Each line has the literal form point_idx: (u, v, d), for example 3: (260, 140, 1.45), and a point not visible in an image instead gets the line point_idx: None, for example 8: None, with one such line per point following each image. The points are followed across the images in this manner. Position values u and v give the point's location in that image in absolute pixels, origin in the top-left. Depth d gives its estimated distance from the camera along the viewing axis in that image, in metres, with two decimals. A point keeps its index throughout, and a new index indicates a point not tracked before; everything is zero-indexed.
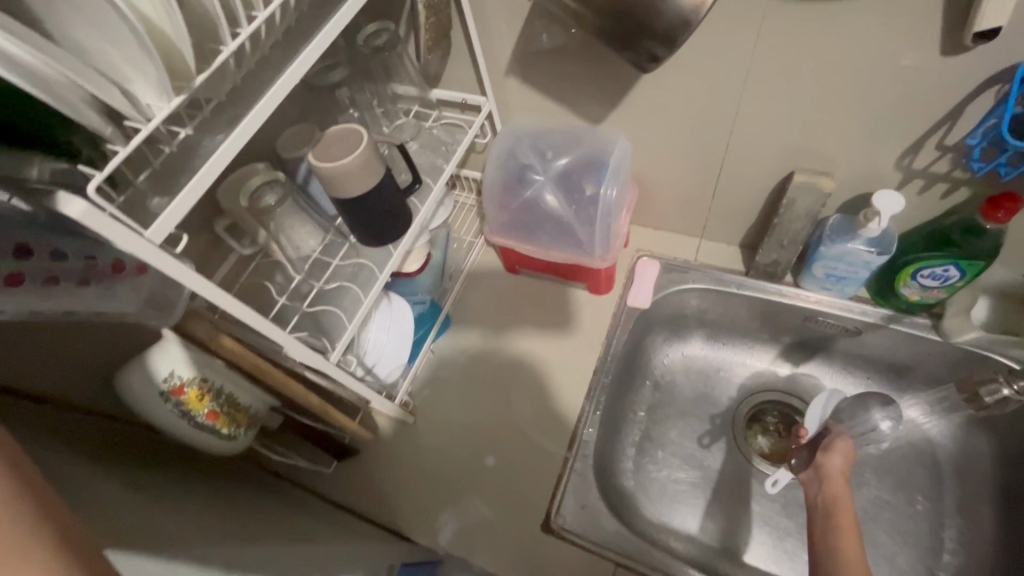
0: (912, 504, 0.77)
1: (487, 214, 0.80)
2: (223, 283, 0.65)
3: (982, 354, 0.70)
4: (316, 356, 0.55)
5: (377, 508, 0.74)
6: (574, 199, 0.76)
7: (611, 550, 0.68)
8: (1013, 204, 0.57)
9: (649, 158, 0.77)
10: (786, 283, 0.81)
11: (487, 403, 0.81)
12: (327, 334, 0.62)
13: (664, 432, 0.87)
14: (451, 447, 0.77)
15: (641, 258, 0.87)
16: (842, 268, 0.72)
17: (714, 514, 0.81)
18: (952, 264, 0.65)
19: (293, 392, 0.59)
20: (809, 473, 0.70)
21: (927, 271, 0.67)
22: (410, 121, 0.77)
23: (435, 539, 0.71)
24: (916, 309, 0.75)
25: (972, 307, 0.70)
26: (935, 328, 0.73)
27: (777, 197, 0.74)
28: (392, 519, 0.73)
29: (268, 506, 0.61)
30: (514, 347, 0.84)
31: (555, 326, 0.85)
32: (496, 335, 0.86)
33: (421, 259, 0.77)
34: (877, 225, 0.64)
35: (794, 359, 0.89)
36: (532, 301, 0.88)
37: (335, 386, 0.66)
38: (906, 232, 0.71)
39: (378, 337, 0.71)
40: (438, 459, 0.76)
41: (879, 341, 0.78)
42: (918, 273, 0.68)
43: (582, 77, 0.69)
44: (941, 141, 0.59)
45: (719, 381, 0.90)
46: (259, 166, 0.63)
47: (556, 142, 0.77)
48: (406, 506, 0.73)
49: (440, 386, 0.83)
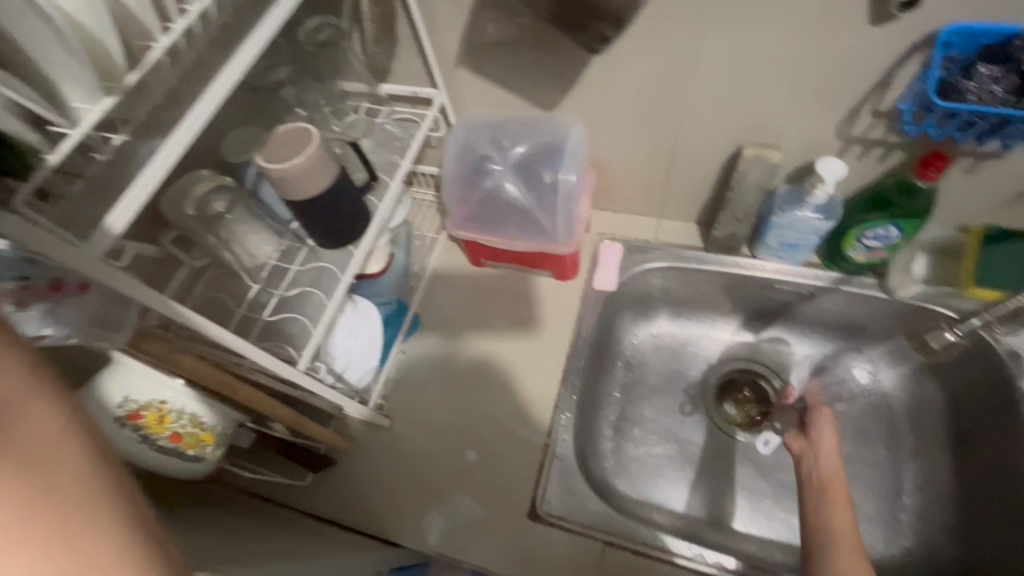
0: (872, 453, 0.82)
1: (448, 209, 0.79)
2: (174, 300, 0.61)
3: (924, 308, 0.76)
4: (283, 366, 0.53)
5: (361, 515, 0.73)
6: (535, 188, 0.76)
7: (597, 530, 0.70)
8: (942, 161, 0.61)
9: (602, 143, 0.79)
10: (743, 255, 0.83)
11: (465, 397, 0.80)
12: (292, 342, 0.60)
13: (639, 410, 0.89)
14: (431, 445, 0.77)
15: (603, 241, 0.88)
16: (793, 236, 0.74)
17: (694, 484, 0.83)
18: (893, 224, 0.69)
19: (264, 405, 0.57)
20: (802, 445, 0.72)
21: (870, 232, 0.71)
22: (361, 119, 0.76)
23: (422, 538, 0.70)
24: (864, 270, 0.78)
25: (913, 264, 0.77)
26: (882, 286, 0.77)
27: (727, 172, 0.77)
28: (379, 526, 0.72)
29: (247, 529, 0.57)
30: (487, 338, 0.84)
31: (524, 317, 0.85)
32: (468, 328, 0.85)
33: (384, 259, 0.75)
34: (823, 192, 0.66)
35: (755, 327, 0.92)
36: (500, 293, 0.87)
37: (306, 395, 0.65)
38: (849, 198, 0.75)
39: (346, 343, 0.70)
40: (419, 458, 0.76)
41: (831, 304, 0.82)
42: (862, 235, 0.72)
43: (532, 65, 0.70)
44: (874, 108, 0.62)
45: (688, 355, 0.92)
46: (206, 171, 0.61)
47: (512, 131, 0.77)
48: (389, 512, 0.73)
49: (415, 386, 0.82)
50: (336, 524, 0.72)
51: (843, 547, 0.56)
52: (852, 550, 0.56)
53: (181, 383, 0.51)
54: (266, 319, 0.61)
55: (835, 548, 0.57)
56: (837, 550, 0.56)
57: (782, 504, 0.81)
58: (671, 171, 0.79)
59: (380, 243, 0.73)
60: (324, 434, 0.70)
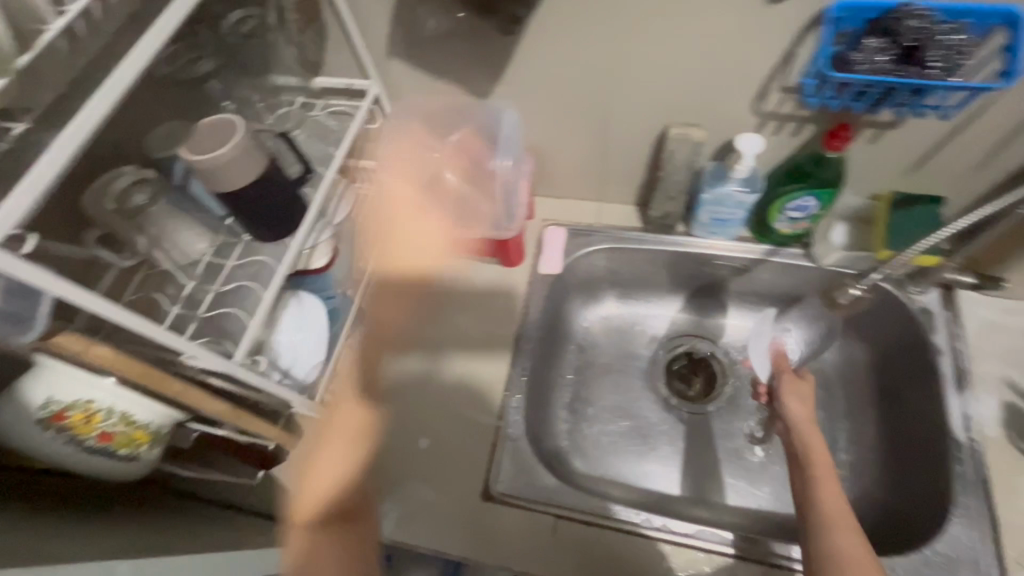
0: None
1: (391, 198, 0.79)
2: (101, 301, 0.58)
3: (842, 272, 0.83)
4: (220, 359, 0.51)
5: (322, 508, 0.73)
6: (476, 176, 0.84)
7: (552, 505, 0.72)
8: (846, 132, 0.69)
9: (539, 128, 0.82)
10: (680, 234, 0.89)
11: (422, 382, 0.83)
12: (230, 337, 0.58)
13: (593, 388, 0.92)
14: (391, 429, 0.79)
15: (547, 227, 0.92)
16: (724, 211, 0.82)
17: (648, 456, 0.86)
18: (811, 195, 0.78)
19: (202, 404, 0.54)
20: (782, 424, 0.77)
21: (793, 204, 0.79)
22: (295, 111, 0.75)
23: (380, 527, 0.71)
24: (790, 240, 0.86)
25: (832, 233, 0.85)
26: (808, 255, 0.85)
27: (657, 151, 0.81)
28: (348, 519, 0.70)
29: (192, 534, 0.55)
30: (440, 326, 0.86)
31: (479, 303, 0.88)
32: (421, 318, 0.88)
33: (329, 253, 0.71)
34: (744, 166, 0.74)
35: (696, 305, 0.96)
36: (453, 283, 0.90)
37: (249, 392, 0.61)
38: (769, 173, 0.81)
39: (292, 338, 0.65)
40: (376, 446, 0.77)
41: (766, 276, 0.88)
42: (786, 207, 0.80)
43: (462, 51, 0.72)
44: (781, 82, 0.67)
45: (636, 334, 0.96)
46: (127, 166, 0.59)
47: (449, 122, 0.83)
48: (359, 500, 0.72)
49: (364, 379, 0.82)
50: None
51: (841, 533, 0.62)
52: (846, 533, 0.62)
53: (110, 382, 0.49)
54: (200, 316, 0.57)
55: (839, 535, 0.62)
56: (834, 534, 0.62)
57: (728, 469, 0.84)
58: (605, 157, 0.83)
59: (325, 235, 0.70)
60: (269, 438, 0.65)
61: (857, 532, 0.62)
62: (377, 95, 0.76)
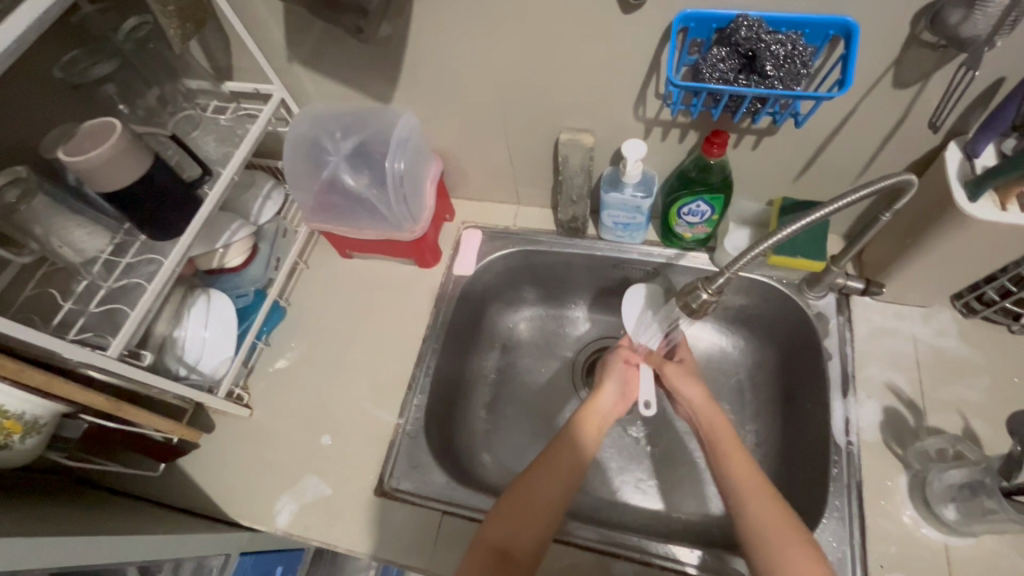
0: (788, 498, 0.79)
1: (315, 191, 0.84)
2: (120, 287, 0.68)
3: (790, 298, 0.84)
4: (53, 338, 0.56)
5: (365, 471, 0.82)
6: (376, 181, 0.82)
7: (623, 542, 0.73)
8: (720, 139, 0.70)
9: (668, 133, 0.76)
10: (798, 287, 0.83)
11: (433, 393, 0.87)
12: (113, 331, 0.66)
13: (643, 420, 0.92)
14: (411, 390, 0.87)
15: (467, 228, 0.99)
16: (624, 216, 0.85)
17: (679, 494, 0.86)
18: (701, 200, 0.80)
19: (77, 392, 0.62)
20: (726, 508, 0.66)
21: (686, 209, 0.82)
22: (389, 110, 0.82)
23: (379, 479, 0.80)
24: (695, 245, 0.89)
25: (731, 239, 0.84)
26: (795, 288, 0.83)
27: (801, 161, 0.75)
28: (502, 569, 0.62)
29: (9, 514, 0.58)
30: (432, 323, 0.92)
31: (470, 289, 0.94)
32: (367, 327, 0.95)
33: (245, 253, 0.86)
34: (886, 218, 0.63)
35: (782, 357, 0.88)
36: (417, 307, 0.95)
37: (137, 384, 0.72)
38: (928, 241, 0.69)
39: (195, 335, 0.80)
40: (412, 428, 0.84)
41: (875, 347, 0.79)
42: (681, 211, 0.82)
43: (611, 43, 0.67)
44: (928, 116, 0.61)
45: (717, 366, 0.93)
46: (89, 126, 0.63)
47: (410, 153, 0.84)
48: (535, 549, 0.64)
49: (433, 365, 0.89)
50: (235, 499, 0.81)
51: (789, 543, 0.59)
52: (797, 545, 0.58)
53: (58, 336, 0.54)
54: (91, 312, 0.66)
55: (786, 550, 0.58)
56: (788, 549, 0.58)
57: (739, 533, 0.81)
58: (724, 196, 0.79)
59: (238, 237, 0.84)
60: (158, 424, 0.74)
61: (799, 538, 0.59)
62: (500, 82, 0.76)
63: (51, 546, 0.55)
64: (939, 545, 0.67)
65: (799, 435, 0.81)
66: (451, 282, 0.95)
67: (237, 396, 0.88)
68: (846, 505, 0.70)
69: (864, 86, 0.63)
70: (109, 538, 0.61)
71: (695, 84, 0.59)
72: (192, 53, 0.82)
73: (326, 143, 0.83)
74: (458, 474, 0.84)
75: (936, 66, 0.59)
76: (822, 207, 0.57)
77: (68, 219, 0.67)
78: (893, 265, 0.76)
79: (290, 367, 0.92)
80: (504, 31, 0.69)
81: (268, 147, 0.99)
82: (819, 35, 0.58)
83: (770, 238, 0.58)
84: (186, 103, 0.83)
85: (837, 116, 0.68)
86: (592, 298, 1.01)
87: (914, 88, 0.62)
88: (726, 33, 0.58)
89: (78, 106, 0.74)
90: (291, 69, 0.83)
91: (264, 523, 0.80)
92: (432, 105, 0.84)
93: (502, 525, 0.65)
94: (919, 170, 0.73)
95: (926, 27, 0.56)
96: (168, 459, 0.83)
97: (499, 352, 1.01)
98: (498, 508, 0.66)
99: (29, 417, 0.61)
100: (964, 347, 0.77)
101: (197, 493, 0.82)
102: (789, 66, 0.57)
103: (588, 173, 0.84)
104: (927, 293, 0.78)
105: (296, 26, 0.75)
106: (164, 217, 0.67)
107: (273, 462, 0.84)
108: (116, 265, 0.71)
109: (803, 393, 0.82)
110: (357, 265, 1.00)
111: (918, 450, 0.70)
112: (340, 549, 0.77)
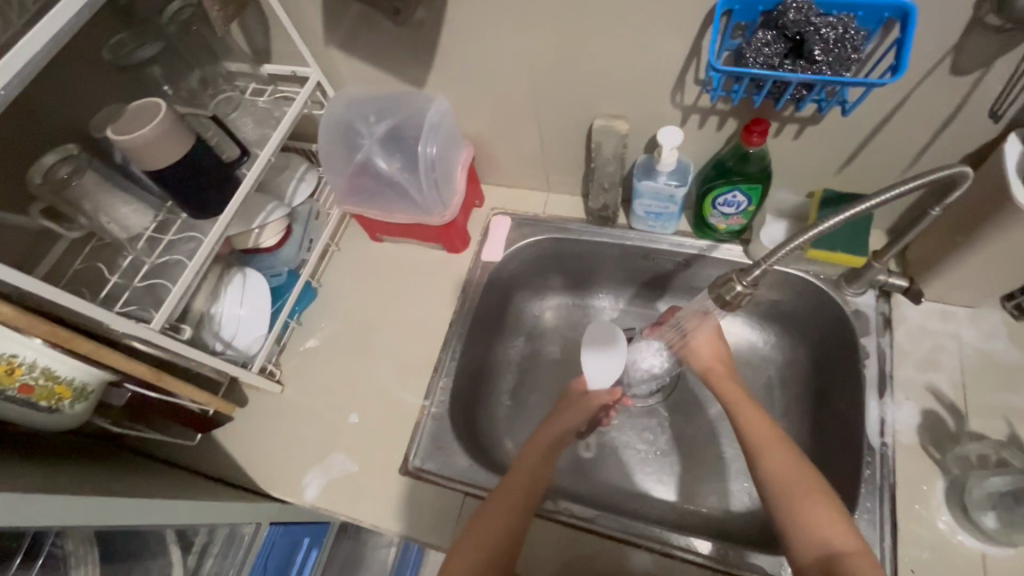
0: None
1: (345, 176, 0.85)
2: (163, 265, 0.71)
3: (828, 294, 0.81)
4: (99, 310, 0.58)
5: (390, 450, 0.84)
6: (407, 164, 0.82)
7: (638, 536, 0.73)
8: (761, 127, 0.67)
9: (706, 120, 0.75)
10: (836, 284, 0.80)
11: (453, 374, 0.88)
12: (157, 305, 0.68)
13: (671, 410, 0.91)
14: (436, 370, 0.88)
15: (495, 215, 0.99)
16: (655, 205, 0.83)
17: (705, 489, 0.85)
18: (738, 190, 0.77)
19: (116, 360, 0.65)
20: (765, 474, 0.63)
21: (722, 199, 0.79)
22: (424, 100, 0.83)
23: (405, 462, 0.82)
24: (728, 237, 0.87)
25: (767, 232, 0.82)
26: (833, 284, 0.81)
27: (851, 148, 0.72)
28: None
29: (53, 474, 0.61)
30: (459, 307, 0.93)
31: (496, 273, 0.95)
32: (395, 309, 0.96)
33: (279, 234, 0.88)
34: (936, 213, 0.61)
35: (815, 353, 0.86)
36: (442, 291, 0.96)
37: (177, 358, 0.74)
38: (980, 241, 0.66)
39: (231, 312, 0.82)
40: (435, 409, 0.85)
41: (913, 347, 0.76)
42: (716, 201, 0.80)
43: (652, 27, 0.65)
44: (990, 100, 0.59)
45: (748, 361, 0.92)
46: (139, 103, 0.64)
47: (441, 139, 0.84)
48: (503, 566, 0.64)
49: (457, 348, 0.90)
50: (265, 477, 0.84)
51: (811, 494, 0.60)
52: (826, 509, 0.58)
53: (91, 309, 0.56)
54: (136, 286, 0.69)
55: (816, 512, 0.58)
56: (809, 511, 0.58)
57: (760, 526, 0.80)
58: (761, 187, 0.77)
59: (273, 219, 0.85)
60: (198, 396, 0.77)
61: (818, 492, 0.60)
62: (533, 66, 0.75)
63: (92, 505, 0.57)
64: (975, 555, 0.64)
65: (829, 433, 0.80)
66: (478, 268, 0.95)
67: (269, 371, 0.91)
68: (878, 508, 0.68)
69: (919, 72, 0.60)
70: (149, 501, 0.64)
71: (738, 69, 0.57)
72: (232, 35, 0.83)
73: (360, 126, 0.84)
74: (482, 458, 0.85)
75: (999, 52, 0.56)
76: (865, 200, 0.54)
77: (114, 195, 0.70)
78: (939, 262, 0.73)
79: (320, 346, 0.94)
80: (539, 13, 0.67)
81: (303, 129, 1.00)
82: (873, 17, 0.55)
83: (808, 232, 0.55)
84: (226, 86, 0.84)
85: (889, 104, 0.65)
86: (621, 287, 1.00)
87: (973, 75, 0.59)
88: (774, 15, 0.56)
89: (124, 88, 0.77)
90: (327, 52, 0.83)
91: (292, 496, 0.82)
92: (465, 90, 0.83)
93: (462, 559, 0.64)
94: (975, 163, 0.69)
95: (992, 9, 0.52)
96: (203, 431, 0.87)
97: (524, 338, 1.01)
98: (459, 547, 0.65)
99: (78, 384, 0.64)
100: (1012, 352, 0.74)
101: (229, 464, 0.86)
102: (840, 50, 0.54)
103: (620, 161, 0.82)
104: (976, 293, 0.74)
105: (336, 8, 0.75)
106: (203, 194, 0.69)
107: (300, 438, 0.86)
108: (159, 242, 0.73)
109: (837, 394, 0.80)
110: (386, 248, 1.01)
111: (957, 456, 0.68)
112: (364, 524, 0.79)
